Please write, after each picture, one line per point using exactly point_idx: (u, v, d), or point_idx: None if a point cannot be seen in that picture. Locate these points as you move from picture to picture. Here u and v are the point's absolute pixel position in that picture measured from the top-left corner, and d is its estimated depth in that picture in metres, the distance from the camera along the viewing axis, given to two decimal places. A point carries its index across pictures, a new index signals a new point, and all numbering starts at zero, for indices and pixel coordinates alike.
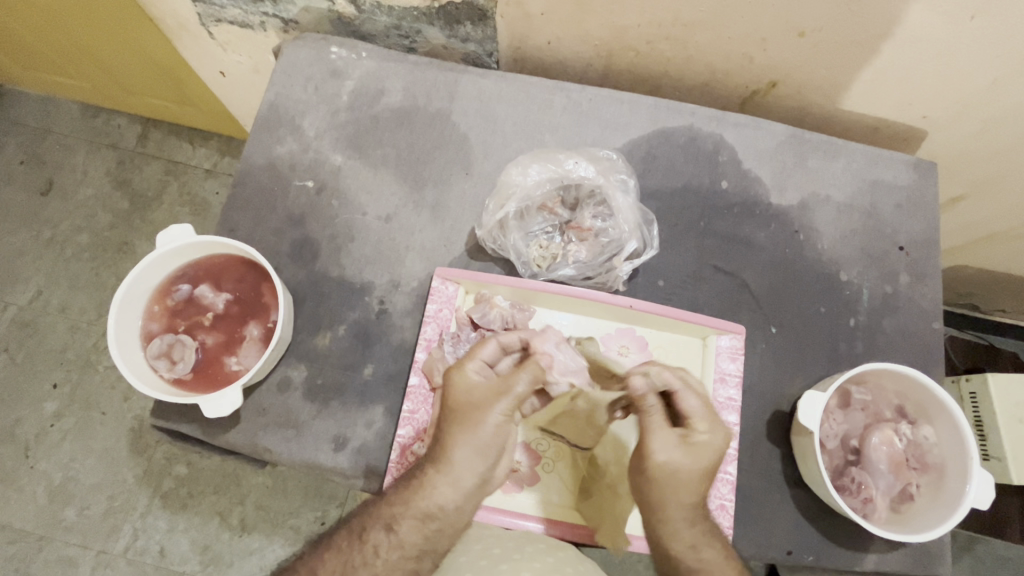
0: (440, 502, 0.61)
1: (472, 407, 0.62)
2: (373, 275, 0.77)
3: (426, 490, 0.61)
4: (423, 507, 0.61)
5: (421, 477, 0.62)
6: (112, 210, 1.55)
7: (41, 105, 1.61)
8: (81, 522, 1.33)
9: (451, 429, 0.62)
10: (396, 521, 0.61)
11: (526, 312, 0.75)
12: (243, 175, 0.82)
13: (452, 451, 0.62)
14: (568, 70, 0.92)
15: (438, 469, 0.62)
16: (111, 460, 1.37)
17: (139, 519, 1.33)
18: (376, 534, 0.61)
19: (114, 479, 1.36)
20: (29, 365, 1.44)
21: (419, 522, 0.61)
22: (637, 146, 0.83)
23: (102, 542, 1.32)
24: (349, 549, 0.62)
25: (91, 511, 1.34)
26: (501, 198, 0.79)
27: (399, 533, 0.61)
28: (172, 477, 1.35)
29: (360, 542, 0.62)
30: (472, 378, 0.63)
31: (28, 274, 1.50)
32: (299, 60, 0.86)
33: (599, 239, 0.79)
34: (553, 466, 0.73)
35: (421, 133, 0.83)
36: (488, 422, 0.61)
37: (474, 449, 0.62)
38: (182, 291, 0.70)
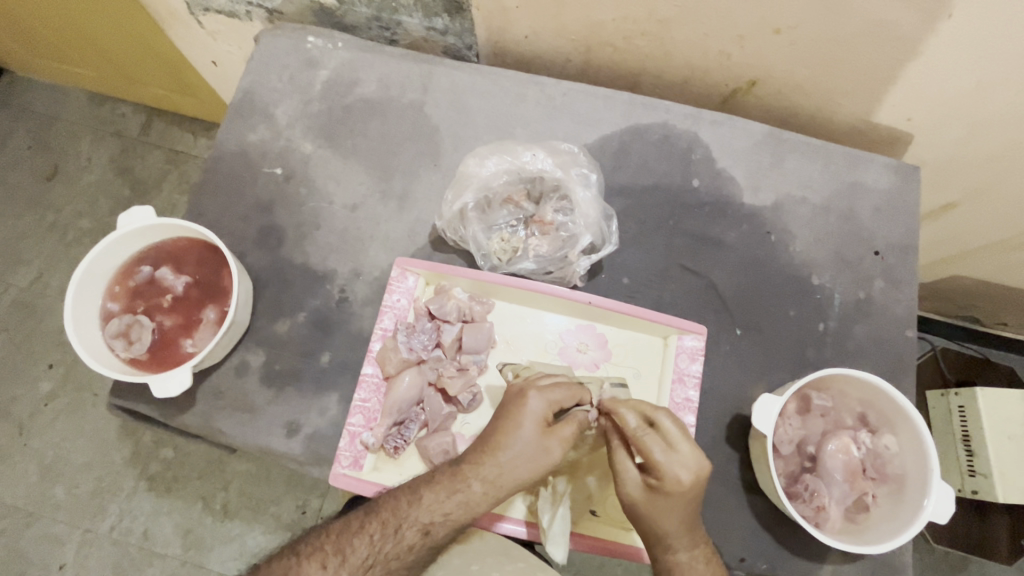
0: (444, 517, 0.60)
1: (510, 414, 0.61)
2: (336, 263, 0.77)
3: (429, 500, 0.60)
4: (426, 517, 0.60)
5: (466, 488, 0.60)
6: (114, 199, 1.74)
7: (50, 92, 1.79)
8: (69, 501, 1.45)
9: (490, 451, 0.61)
10: (398, 522, 0.60)
11: (485, 305, 0.74)
12: (214, 160, 0.81)
13: (482, 468, 0.60)
14: (548, 64, 0.93)
15: (452, 480, 0.61)
16: (100, 442, 1.50)
17: (123, 502, 1.45)
18: (412, 534, 0.59)
19: (103, 461, 1.48)
20: (29, 347, 1.57)
21: (418, 530, 0.60)
22: (608, 142, 0.83)
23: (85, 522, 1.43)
24: (384, 539, 0.59)
25: (79, 490, 1.46)
26: (460, 188, 0.77)
27: (399, 537, 0.59)
28: (159, 461, 1.47)
29: (394, 535, 0.59)
30: (539, 409, 0.61)
31: (32, 257, 1.66)
32: (276, 49, 0.86)
33: (560, 233, 0.76)
34: None
35: (393, 124, 0.83)
36: (531, 419, 0.61)
37: (501, 476, 0.60)
38: (144, 272, 0.71)
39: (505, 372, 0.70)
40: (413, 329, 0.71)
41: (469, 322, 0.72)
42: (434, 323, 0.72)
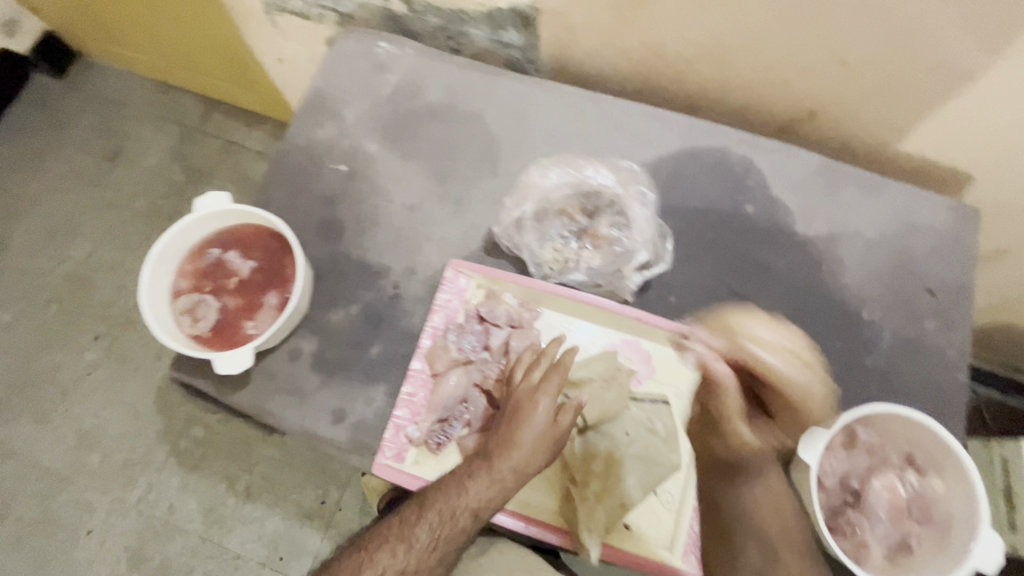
0: (488, 502, 0.62)
1: (520, 409, 0.65)
2: (391, 260, 0.79)
3: (473, 489, 0.62)
4: (475, 502, 0.62)
5: (500, 475, 0.63)
6: (168, 181, 1.85)
7: (118, 79, 1.93)
8: (102, 467, 1.58)
9: (511, 445, 0.63)
10: (451, 509, 0.62)
11: (534, 312, 0.75)
12: (282, 153, 0.85)
13: (508, 459, 0.63)
14: (605, 84, 0.95)
15: (486, 471, 0.63)
16: (136, 413, 1.62)
17: (154, 473, 1.57)
18: (464, 520, 0.62)
19: (137, 432, 1.60)
20: (79, 317, 1.71)
21: (469, 515, 0.62)
22: (664, 162, 0.84)
23: (118, 490, 1.56)
24: (442, 527, 0.62)
25: (112, 459, 1.58)
26: (520, 197, 0.81)
27: (454, 522, 0.62)
28: (190, 438, 1.60)
29: (450, 519, 0.62)
30: (548, 408, 0.64)
31: (87, 233, 1.79)
32: (348, 53, 0.90)
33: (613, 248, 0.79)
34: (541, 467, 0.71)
35: (454, 130, 0.86)
36: (540, 414, 0.64)
37: (524, 463, 0.63)
38: (213, 255, 0.75)
39: None
40: (463, 329, 0.73)
41: (517, 328, 0.74)
42: (484, 325, 0.74)
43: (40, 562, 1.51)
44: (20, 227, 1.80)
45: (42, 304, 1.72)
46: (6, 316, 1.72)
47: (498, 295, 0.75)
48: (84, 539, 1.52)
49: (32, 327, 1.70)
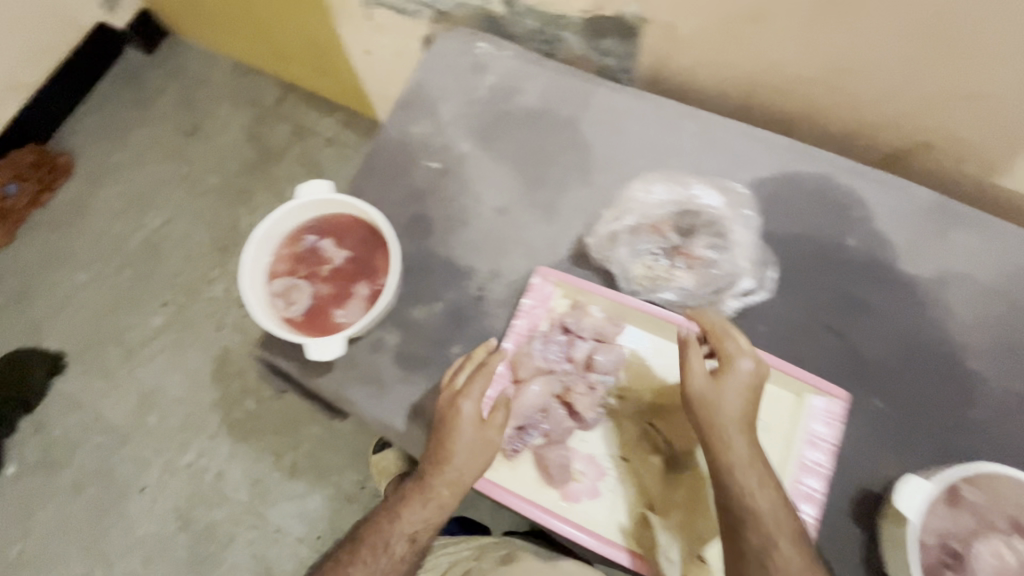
0: (424, 524, 0.65)
1: (447, 423, 0.66)
2: (477, 261, 0.80)
3: (407, 514, 0.65)
4: (410, 528, 0.65)
5: (432, 492, 0.65)
6: (241, 159, 1.91)
7: (202, 58, 2.01)
8: (159, 429, 1.64)
9: (442, 459, 0.65)
10: (385, 541, 0.65)
11: (618, 327, 0.74)
12: (377, 146, 0.86)
13: (442, 475, 0.65)
14: (702, 99, 0.93)
15: (421, 491, 0.65)
16: (194, 380, 1.68)
17: (206, 440, 1.62)
18: (399, 546, 0.65)
19: (193, 399, 1.66)
20: (149, 283, 1.78)
21: (406, 540, 0.65)
22: (764, 184, 0.81)
23: (172, 452, 1.62)
24: (375, 561, 0.64)
25: (169, 422, 1.65)
26: (620, 210, 0.80)
27: (391, 553, 0.65)
28: (242, 410, 1.65)
29: (384, 552, 0.65)
30: (473, 411, 0.66)
31: (163, 203, 1.87)
32: (447, 51, 0.90)
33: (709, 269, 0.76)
34: (615, 486, 0.69)
35: (549, 135, 0.85)
36: (467, 420, 0.66)
37: (459, 478, 0.65)
38: (309, 241, 0.76)
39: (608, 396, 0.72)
40: (547, 337, 0.73)
41: (601, 342, 0.73)
42: (567, 337, 0.73)
43: (95, 512, 1.58)
44: (102, 191, 1.89)
45: (116, 267, 1.80)
46: (80, 275, 1.79)
47: (582, 308, 0.74)
48: (137, 496, 1.59)
49: (104, 289, 1.78)
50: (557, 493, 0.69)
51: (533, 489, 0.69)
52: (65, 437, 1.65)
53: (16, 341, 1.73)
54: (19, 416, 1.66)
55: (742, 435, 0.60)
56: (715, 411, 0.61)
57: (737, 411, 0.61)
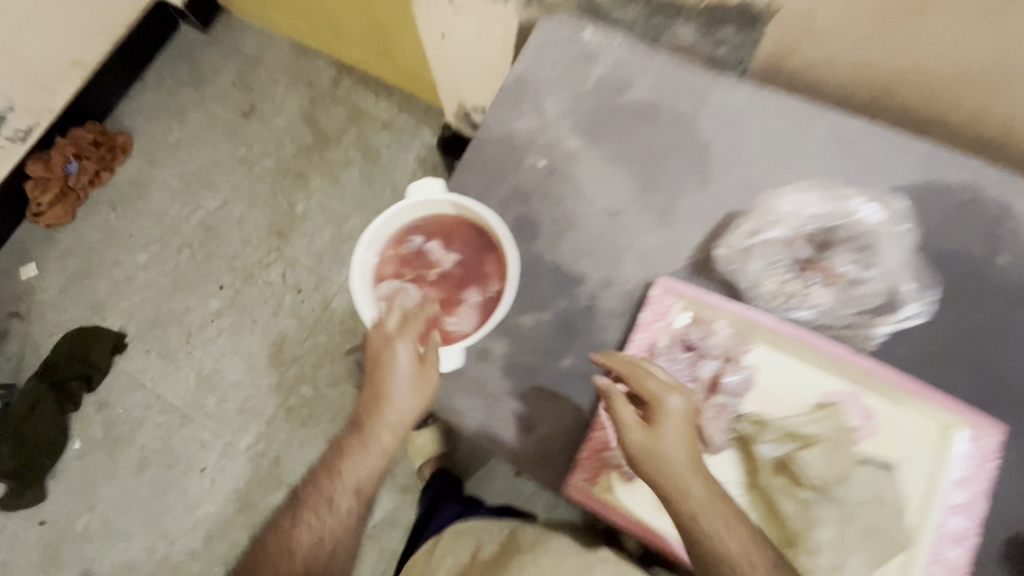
0: (366, 473, 0.68)
1: (381, 366, 0.65)
2: (588, 268, 0.75)
3: (350, 467, 0.68)
4: (353, 480, 0.68)
5: (369, 437, 0.67)
6: (297, 142, 1.89)
7: (258, 37, 1.98)
8: (218, 411, 1.66)
9: (378, 402, 0.66)
10: (331, 497, 0.68)
11: (746, 346, 0.69)
12: (478, 140, 0.81)
13: (381, 420, 0.66)
14: (824, 95, 0.86)
15: (362, 439, 0.67)
16: (252, 364, 1.69)
17: (264, 424, 1.64)
18: (343, 499, 0.68)
19: (251, 382, 1.67)
20: (206, 265, 1.79)
21: (350, 492, 0.68)
22: (904, 193, 0.73)
23: (231, 434, 1.64)
24: (320, 517, 0.68)
25: (227, 404, 1.66)
26: (761, 219, 0.74)
27: (336, 507, 0.68)
28: (298, 396, 1.65)
29: (329, 507, 0.68)
30: (407, 354, 0.65)
31: (220, 185, 1.86)
32: (552, 38, 0.84)
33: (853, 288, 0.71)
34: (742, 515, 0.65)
35: (663, 133, 0.79)
36: (402, 365, 0.65)
37: (398, 419, 0.66)
38: (414, 243, 0.72)
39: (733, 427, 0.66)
40: (671, 354, 0.69)
41: (729, 362, 0.68)
42: (693, 353, 0.68)
43: (158, 491, 1.61)
44: (160, 172, 1.89)
45: (175, 248, 1.81)
46: (141, 256, 1.81)
47: (706, 324, 0.69)
48: (197, 476, 1.61)
49: (163, 270, 1.79)
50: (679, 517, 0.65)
51: (651, 513, 0.66)
52: (128, 415, 1.68)
53: (81, 319, 1.76)
54: (82, 393, 1.68)
55: (691, 479, 0.56)
56: (664, 463, 0.56)
57: (682, 456, 0.57)
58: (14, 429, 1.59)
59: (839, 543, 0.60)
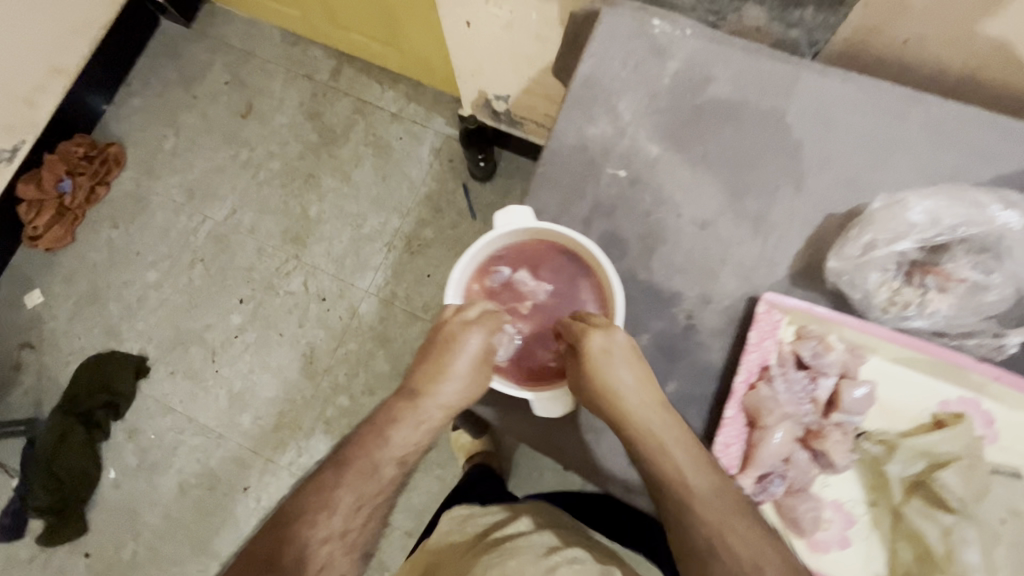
0: (413, 446, 0.65)
1: (449, 347, 0.63)
2: (683, 285, 0.71)
3: (398, 437, 0.64)
4: (400, 451, 0.64)
5: (423, 411, 0.64)
6: (302, 141, 1.77)
7: (247, 28, 1.83)
8: (255, 429, 1.61)
9: (439, 378, 0.64)
10: (375, 464, 0.63)
11: (860, 358, 0.66)
12: (550, 152, 0.75)
13: (434, 398, 0.64)
14: (906, 74, 0.82)
15: (412, 412, 0.64)
16: (284, 378, 1.64)
17: (303, 439, 1.60)
18: (389, 468, 0.64)
19: (286, 398, 1.62)
20: (222, 279, 1.71)
21: (394, 463, 0.64)
22: (1009, 182, 0.70)
23: (270, 451, 1.60)
24: (363, 482, 0.62)
25: (264, 421, 1.62)
26: (868, 228, 0.65)
27: (380, 475, 0.63)
28: (336, 407, 1.61)
29: (374, 474, 0.63)
30: (481, 345, 0.63)
31: (225, 193, 1.75)
32: (619, 32, 0.77)
33: (973, 295, 0.64)
34: (867, 533, 0.64)
35: (750, 132, 0.74)
36: (472, 351, 0.63)
37: (453, 400, 0.64)
38: (501, 274, 0.67)
39: (862, 444, 0.64)
40: (788, 374, 0.65)
41: (845, 377, 0.65)
42: (808, 370, 0.66)
43: (202, 514, 1.57)
44: (159, 182, 1.77)
45: (187, 263, 1.72)
46: (151, 274, 1.71)
47: (822, 339, 0.66)
48: (242, 495, 1.57)
49: (178, 288, 1.70)
50: (804, 543, 0.64)
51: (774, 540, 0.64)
52: (161, 440, 1.62)
53: (97, 345, 1.67)
54: (110, 421, 1.62)
55: (629, 400, 0.61)
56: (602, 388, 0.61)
57: (624, 382, 0.61)
58: (46, 463, 1.54)
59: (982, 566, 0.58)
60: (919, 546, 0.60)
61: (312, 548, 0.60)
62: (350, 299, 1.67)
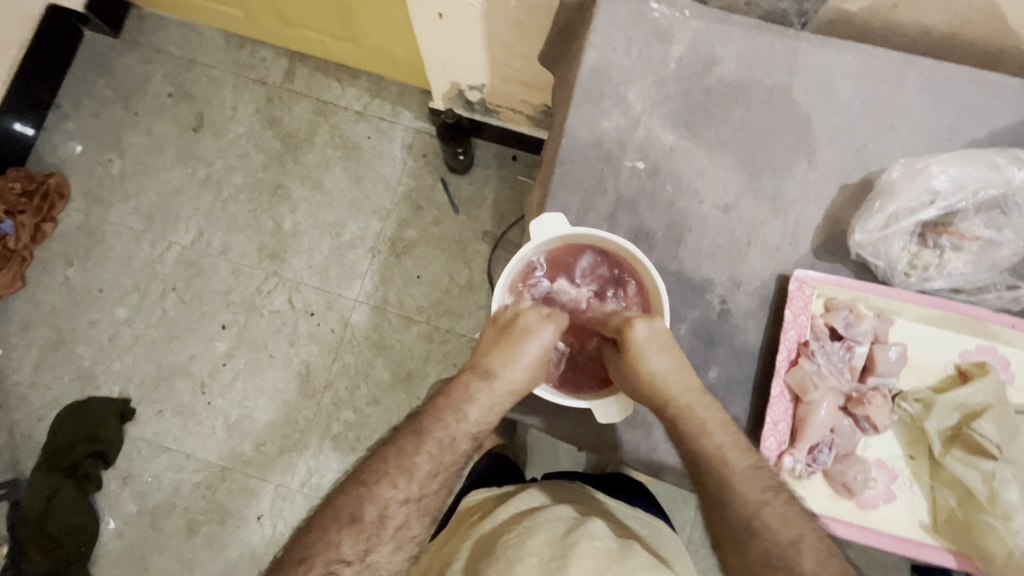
0: (486, 426, 0.64)
1: (522, 332, 0.63)
2: (713, 270, 0.72)
3: (473, 413, 0.63)
4: (473, 428, 0.63)
5: (495, 392, 0.63)
6: (264, 151, 1.59)
7: (184, 33, 1.65)
8: (260, 456, 1.44)
9: (510, 362, 0.63)
10: (451, 438, 0.62)
11: (888, 322, 0.69)
12: (566, 151, 0.73)
13: (505, 380, 0.63)
14: (889, 42, 0.81)
15: (486, 392, 0.63)
16: (282, 401, 1.46)
17: (312, 458, 1.43)
18: (463, 443, 0.63)
19: (286, 419, 1.45)
20: (199, 305, 1.52)
21: (468, 440, 0.63)
22: (1000, 137, 0.73)
23: (279, 476, 1.43)
24: (440, 454, 0.62)
25: (268, 446, 1.44)
26: (888, 197, 0.68)
27: (455, 448, 0.63)
28: (341, 422, 1.44)
29: (449, 446, 0.62)
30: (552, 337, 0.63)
31: (188, 214, 1.57)
32: (619, 20, 0.75)
33: (986, 250, 0.68)
34: (909, 485, 0.68)
35: (759, 111, 0.74)
36: (541, 340, 0.63)
37: (521, 384, 0.64)
38: (541, 287, 0.68)
39: (900, 400, 0.68)
40: (826, 347, 0.68)
41: (876, 343, 0.68)
42: (845, 342, 0.68)
43: (218, 554, 1.40)
44: (113, 212, 1.58)
45: (157, 294, 1.53)
46: (121, 310, 1.53)
47: (857, 309, 0.68)
48: (256, 525, 1.41)
49: (152, 321, 1.52)
50: (854, 503, 0.67)
51: (827, 504, 0.67)
52: (160, 483, 1.44)
53: (74, 393, 1.49)
54: (100, 471, 1.43)
55: (669, 384, 0.61)
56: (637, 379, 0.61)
57: (662, 368, 0.61)
58: (36, 525, 1.36)
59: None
60: (962, 491, 0.65)
61: (382, 515, 0.60)
62: (340, 307, 1.50)
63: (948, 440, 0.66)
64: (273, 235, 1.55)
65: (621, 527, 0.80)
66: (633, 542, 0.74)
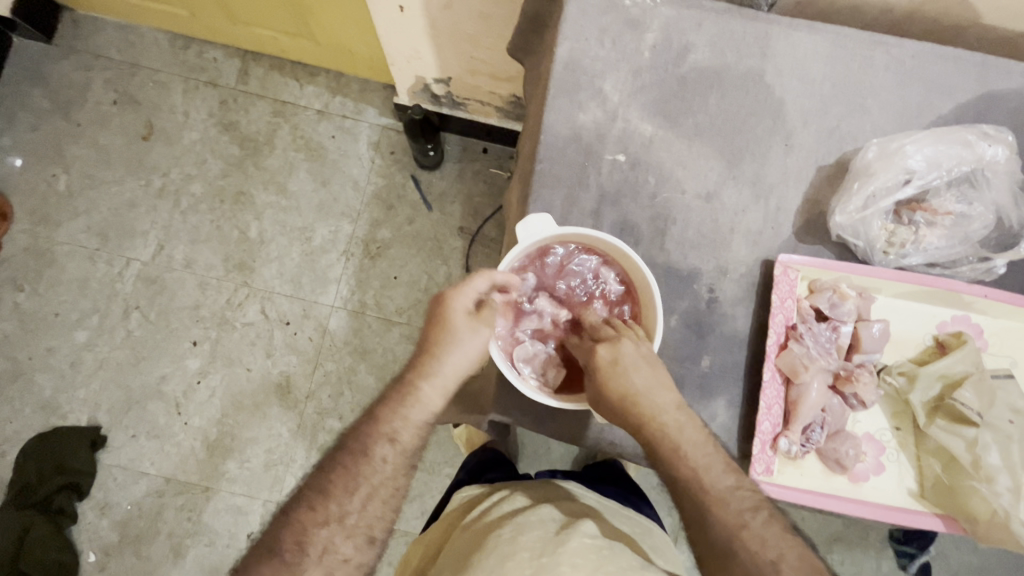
0: (404, 424, 0.64)
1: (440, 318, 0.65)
2: (699, 260, 0.72)
3: (386, 415, 0.64)
4: (389, 428, 0.64)
5: (416, 390, 0.64)
6: (222, 156, 1.51)
7: (124, 35, 1.55)
8: (245, 474, 1.39)
9: (432, 353, 0.64)
10: (365, 446, 0.63)
11: (870, 300, 0.71)
12: (544, 147, 0.72)
13: (426, 378, 0.64)
14: (856, 20, 0.81)
15: (402, 394, 0.64)
16: (263, 415, 1.41)
17: (299, 471, 1.39)
18: (380, 448, 0.63)
19: (269, 434, 1.41)
20: (166, 323, 1.45)
21: (385, 441, 0.63)
22: (965, 112, 0.75)
23: (267, 492, 1.38)
24: (356, 465, 0.63)
25: (252, 463, 1.40)
26: (863, 178, 0.70)
27: (370, 456, 0.63)
28: (327, 432, 1.41)
29: (365, 457, 0.63)
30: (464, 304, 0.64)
31: (145, 228, 1.49)
32: (590, 10, 0.73)
33: (957, 224, 0.71)
34: (897, 455, 0.70)
35: (733, 98, 0.74)
36: (458, 312, 0.64)
37: (446, 375, 0.64)
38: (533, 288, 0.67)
39: (886, 376, 0.70)
40: (813, 329, 0.69)
41: (860, 321, 0.70)
42: (829, 322, 0.70)
43: None
44: (61, 230, 1.48)
45: (119, 315, 1.46)
46: (81, 334, 1.44)
47: (841, 291, 0.69)
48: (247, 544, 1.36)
49: (116, 343, 1.44)
50: (846, 477, 0.68)
51: (820, 481, 0.68)
52: (140, 510, 1.38)
53: (37, 425, 1.40)
54: (74, 503, 1.36)
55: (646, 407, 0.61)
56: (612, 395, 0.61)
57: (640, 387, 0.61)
58: (11, 565, 1.30)
59: (1005, 464, 0.65)
60: (948, 457, 0.67)
61: (303, 538, 0.60)
62: (317, 314, 1.45)
63: (935, 410, 0.69)
64: (238, 243, 1.48)
65: (610, 527, 0.80)
66: (620, 542, 0.74)
